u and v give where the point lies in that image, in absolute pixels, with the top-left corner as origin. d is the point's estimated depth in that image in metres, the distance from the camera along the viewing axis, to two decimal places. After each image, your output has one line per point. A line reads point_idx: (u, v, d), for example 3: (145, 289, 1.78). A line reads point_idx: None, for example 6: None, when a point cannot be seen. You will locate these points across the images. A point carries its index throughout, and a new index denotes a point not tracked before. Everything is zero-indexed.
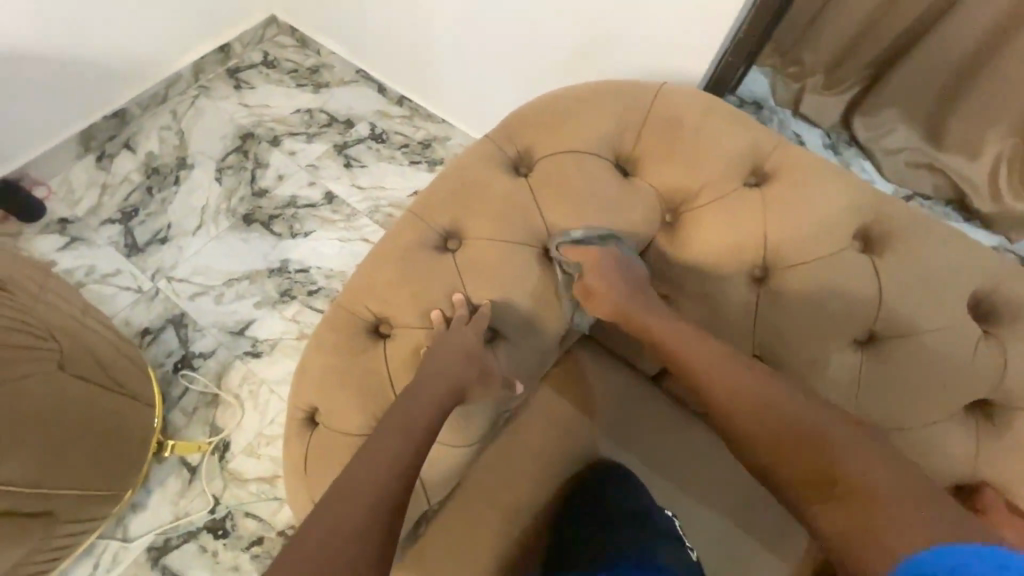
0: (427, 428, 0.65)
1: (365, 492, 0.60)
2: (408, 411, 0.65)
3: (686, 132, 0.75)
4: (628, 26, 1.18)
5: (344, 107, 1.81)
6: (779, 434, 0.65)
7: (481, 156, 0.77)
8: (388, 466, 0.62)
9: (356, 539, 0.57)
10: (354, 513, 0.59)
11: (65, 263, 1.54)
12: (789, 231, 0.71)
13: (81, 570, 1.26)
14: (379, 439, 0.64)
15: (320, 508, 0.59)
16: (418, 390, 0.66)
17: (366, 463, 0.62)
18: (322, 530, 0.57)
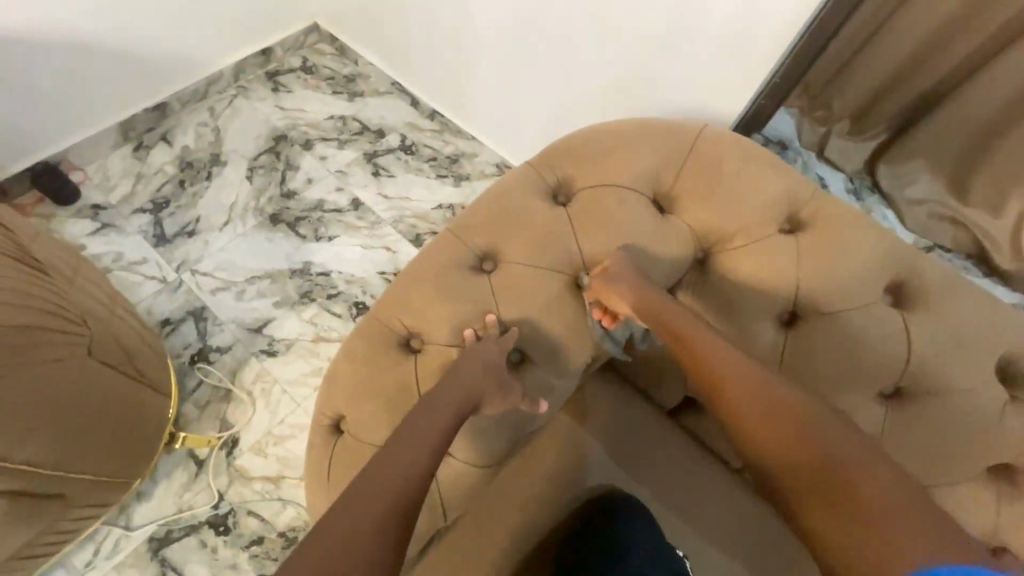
0: (445, 437, 0.64)
1: (380, 498, 0.58)
2: (428, 418, 0.64)
3: (725, 175, 0.77)
4: (664, 62, 1.20)
5: (377, 116, 1.85)
6: (789, 435, 0.64)
7: (522, 183, 0.79)
8: (405, 474, 0.60)
9: (368, 546, 0.55)
10: (367, 519, 0.57)
11: (95, 248, 1.58)
12: (821, 279, 0.72)
13: (82, 555, 1.26)
14: (398, 445, 0.63)
15: (334, 512, 0.58)
16: (440, 399, 0.66)
17: (381, 465, 0.61)
18: (336, 534, 0.56)
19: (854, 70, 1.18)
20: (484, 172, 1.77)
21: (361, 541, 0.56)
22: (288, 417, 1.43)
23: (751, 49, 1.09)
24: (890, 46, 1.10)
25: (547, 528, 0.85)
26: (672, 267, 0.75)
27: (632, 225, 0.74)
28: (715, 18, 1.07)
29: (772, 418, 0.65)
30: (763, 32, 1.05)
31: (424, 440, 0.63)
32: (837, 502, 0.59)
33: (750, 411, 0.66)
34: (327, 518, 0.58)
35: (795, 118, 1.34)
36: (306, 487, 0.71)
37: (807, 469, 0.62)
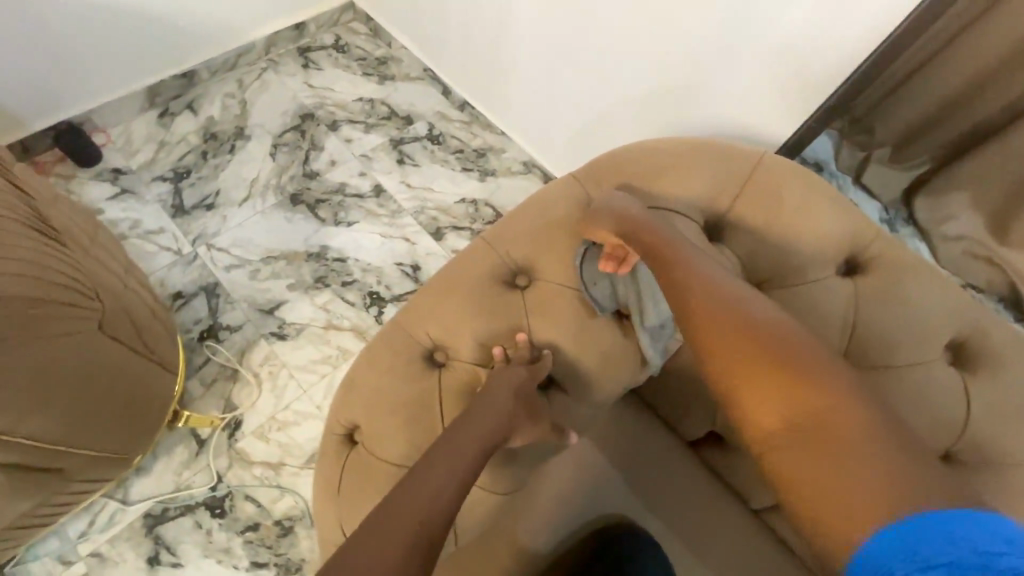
0: (470, 464, 0.61)
1: (403, 528, 0.55)
2: (454, 444, 0.61)
3: (784, 208, 0.72)
4: (710, 78, 1.15)
5: (406, 102, 1.80)
6: (778, 388, 0.57)
7: (565, 198, 0.75)
8: (429, 504, 0.57)
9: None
10: (390, 551, 0.53)
11: (112, 214, 1.55)
12: (872, 327, 0.68)
13: (76, 525, 1.24)
14: (422, 473, 0.59)
15: (351, 543, 0.54)
16: (466, 423, 0.63)
17: (407, 491, 0.58)
18: (356, 567, 0.52)
19: (908, 90, 1.00)
20: (511, 169, 1.73)
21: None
22: (292, 403, 1.40)
23: (809, 73, 1.02)
24: (952, 71, 0.93)
25: (556, 556, 0.81)
26: None
27: None
28: (773, 36, 1.01)
29: (764, 369, 0.58)
30: (824, 54, 0.98)
31: (450, 466, 0.60)
32: (820, 457, 0.53)
33: (739, 360, 0.59)
34: (344, 551, 0.54)
35: (834, 139, 1.17)
36: (315, 497, 0.68)
37: (793, 424, 0.55)
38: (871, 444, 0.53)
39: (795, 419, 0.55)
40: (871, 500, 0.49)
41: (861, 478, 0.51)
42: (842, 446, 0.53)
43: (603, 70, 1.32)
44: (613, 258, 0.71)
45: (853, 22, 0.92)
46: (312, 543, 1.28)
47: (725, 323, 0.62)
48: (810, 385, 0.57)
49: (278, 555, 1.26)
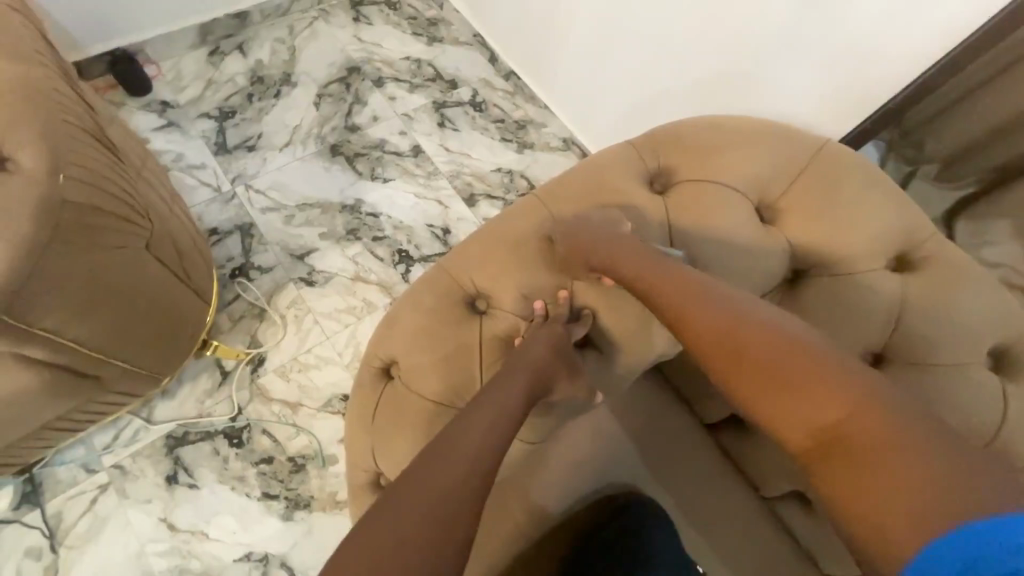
0: (516, 405, 0.63)
1: (463, 450, 0.58)
2: (502, 388, 0.64)
3: (843, 197, 0.71)
4: (758, 68, 1.13)
5: (453, 66, 1.80)
6: (785, 384, 0.58)
7: (620, 162, 0.75)
8: (483, 438, 0.59)
9: (450, 503, 0.54)
10: (450, 477, 0.56)
11: (157, 144, 1.58)
12: (918, 325, 0.68)
13: (102, 438, 1.30)
14: (474, 411, 0.62)
15: (408, 473, 0.57)
16: (513, 370, 0.65)
17: (461, 428, 0.60)
18: (420, 484, 0.55)
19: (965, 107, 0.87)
20: (550, 144, 1.72)
21: (444, 497, 0.54)
22: (315, 347, 1.44)
23: (872, 74, 0.97)
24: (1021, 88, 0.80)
25: (571, 515, 0.82)
26: (761, 279, 0.71)
27: (732, 230, 0.70)
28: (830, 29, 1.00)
29: (767, 362, 0.60)
30: (887, 54, 0.93)
31: (498, 405, 0.62)
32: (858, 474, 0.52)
33: (759, 385, 0.60)
34: (402, 481, 0.56)
35: (880, 151, 1.01)
36: (349, 424, 0.71)
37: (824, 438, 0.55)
38: (903, 446, 0.51)
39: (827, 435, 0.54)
40: (913, 512, 0.48)
41: (897, 490, 0.49)
42: (875, 457, 0.51)
43: (654, 49, 1.30)
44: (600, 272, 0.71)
45: (905, 22, 0.88)
46: (322, 482, 1.32)
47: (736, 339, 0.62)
48: (828, 394, 0.56)
49: (289, 489, 1.30)
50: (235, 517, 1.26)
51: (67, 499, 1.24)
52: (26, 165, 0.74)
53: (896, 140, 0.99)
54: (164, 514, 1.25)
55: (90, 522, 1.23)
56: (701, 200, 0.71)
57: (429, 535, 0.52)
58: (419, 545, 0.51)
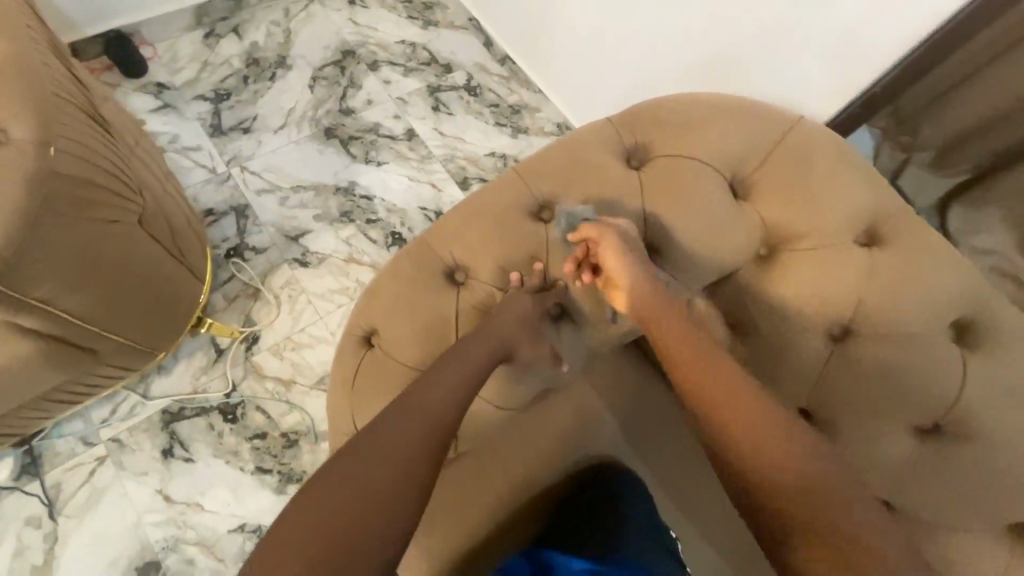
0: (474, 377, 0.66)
1: (422, 414, 0.63)
2: (463, 360, 0.66)
3: (815, 173, 0.73)
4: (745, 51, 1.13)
5: (447, 50, 1.80)
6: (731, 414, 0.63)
7: (599, 138, 0.76)
8: (436, 410, 0.63)
9: (402, 471, 0.59)
10: (403, 444, 0.61)
11: (153, 126, 1.59)
12: (884, 299, 0.69)
13: (100, 412, 1.33)
14: (431, 382, 0.65)
15: (364, 440, 0.61)
16: (477, 343, 0.67)
17: (423, 392, 0.64)
18: (380, 443, 0.60)
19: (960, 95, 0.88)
20: (543, 129, 1.73)
21: (396, 467, 0.59)
22: (308, 327, 1.46)
23: (855, 57, 0.97)
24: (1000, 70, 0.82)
25: (549, 484, 0.84)
26: (733, 253, 0.72)
27: (704, 205, 0.71)
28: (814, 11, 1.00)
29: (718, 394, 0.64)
30: (873, 40, 0.93)
31: (456, 376, 0.65)
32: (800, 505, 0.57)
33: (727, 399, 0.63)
34: (358, 445, 0.60)
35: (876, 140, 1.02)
36: (331, 390, 0.73)
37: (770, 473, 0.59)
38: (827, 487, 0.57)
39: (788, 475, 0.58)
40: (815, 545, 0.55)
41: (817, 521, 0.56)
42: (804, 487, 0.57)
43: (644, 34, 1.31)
44: (586, 267, 0.73)
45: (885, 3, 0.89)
46: (315, 458, 1.34)
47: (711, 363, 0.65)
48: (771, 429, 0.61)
49: (281, 464, 1.33)
50: (230, 490, 1.30)
51: (65, 470, 1.27)
52: (16, 136, 0.76)
53: (887, 128, 0.98)
54: (160, 486, 1.28)
55: (88, 493, 1.26)
56: (675, 176, 0.72)
57: (379, 502, 0.57)
58: (369, 510, 0.56)
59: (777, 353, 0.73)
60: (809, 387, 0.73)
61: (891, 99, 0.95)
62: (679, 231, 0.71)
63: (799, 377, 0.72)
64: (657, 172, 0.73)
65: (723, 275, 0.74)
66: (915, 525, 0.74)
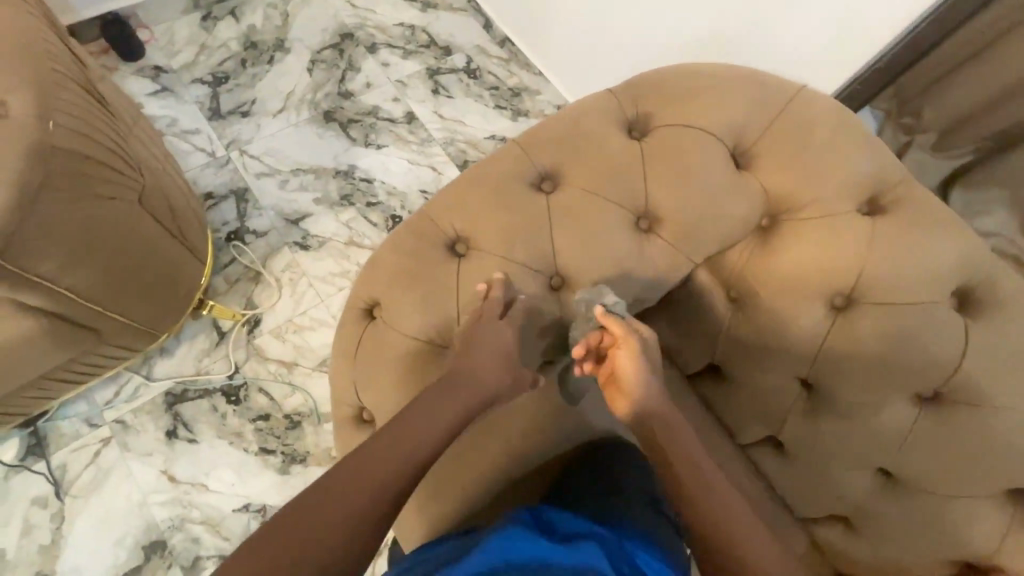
0: (455, 417, 0.66)
1: (392, 461, 0.63)
2: (443, 399, 0.66)
3: (818, 142, 0.72)
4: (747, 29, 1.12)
5: (446, 32, 1.78)
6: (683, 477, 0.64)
7: (599, 108, 0.75)
8: (412, 449, 0.64)
9: (375, 508, 0.61)
10: (371, 489, 0.62)
11: (151, 109, 1.59)
12: (885, 268, 0.69)
13: (103, 394, 1.33)
14: (413, 418, 0.65)
15: (344, 470, 0.63)
16: (460, 382, 0.66)
17: (396, 436, 0.65)
18: (350, 483, 0.62)
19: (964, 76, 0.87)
20: (544, 112, 1.71)
21: (369, 500, 0.62)
22: (309, 310, 1.46)
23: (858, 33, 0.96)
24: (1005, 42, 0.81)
25: (551, 456, 0.84)
26: (734, 225, 0.72)
27: (705, 176, 0.71)
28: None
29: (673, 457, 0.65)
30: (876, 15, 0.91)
31: (438, 415, 0.65)
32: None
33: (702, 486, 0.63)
34: (338, 474, 0.63)
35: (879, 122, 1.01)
36: (334, 361, 0.74)
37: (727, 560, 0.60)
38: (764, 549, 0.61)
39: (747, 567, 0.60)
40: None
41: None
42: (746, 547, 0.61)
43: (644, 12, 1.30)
44: (593, 355, 0.70)
45: None
46: (318, 438, 1.35)
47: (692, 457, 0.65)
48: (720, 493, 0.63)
49: (285, 445, 1.34)
50: (234, 470, 1.31)
51: (70, 451, 1.28)
52: (14, 112, 0.76)
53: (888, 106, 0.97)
54: (165, 467, 1.29)
55: (94, 474, 1.27)
56: (676, 146, 0.72)
57: (349, 536, 0.59)
58: (335, 545, 0.59)
59: (778, 324, 0.73)
60: (810, 358, 0.73)
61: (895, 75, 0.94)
62: (680, 202, 0.71)
63: (800, 348, 0.73)
64: (659, 142, 0.73)
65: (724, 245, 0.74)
66: (915, 496, 0.75)
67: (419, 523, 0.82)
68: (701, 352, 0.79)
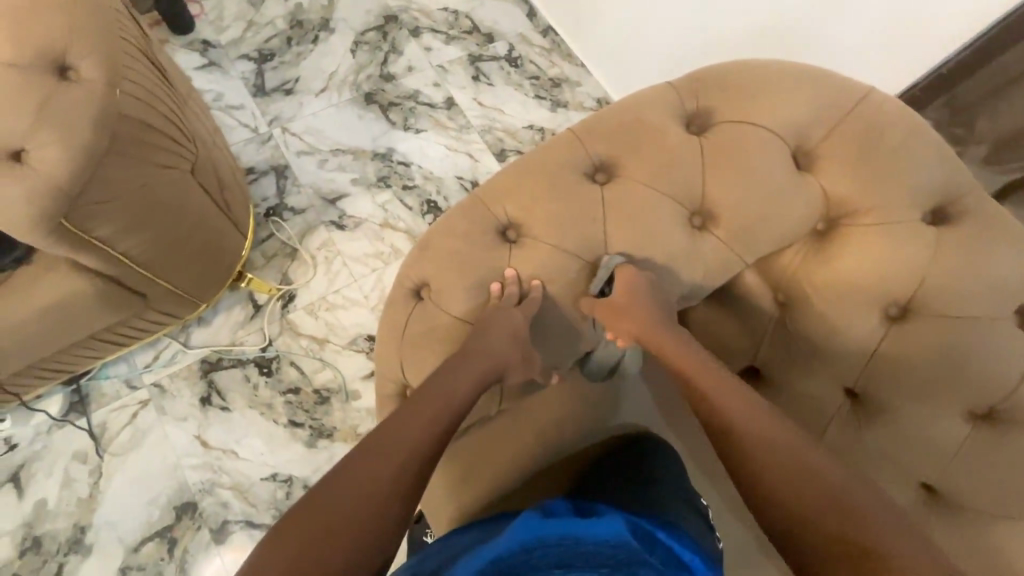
0: (477, 386, 0.69)
1: (417, 425, 0.66)
2: (461, 372, 0.69)
3: (884, 146, 0.70)
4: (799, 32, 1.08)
5: (490, 19, 1.78)
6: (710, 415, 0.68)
7: (658, 101, 0.75)
8: (437, 414, 0.67)
9: (412, 468, 0.63)
10: (401, 449, 0.64)
11: (199, 83, 1.62)
12: (944, 281, 0.68)
13: (143, 357, 1.37)
14: (437, 383, 0.69)
15: (371, 445, 0.64)
16: (488, 354, 0.69)
17: (420, 406, 0.67)
18: (380, 447, 0.64)
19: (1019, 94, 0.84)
20: (584, 104, 1.69)
21: (402, 466, 0.63)
22: (343, 289, 1.48)
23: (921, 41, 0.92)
24: None
25: (584, 446, 0.84)
26: (790, 227, 0.71)
27: (764, 175, 0.70)
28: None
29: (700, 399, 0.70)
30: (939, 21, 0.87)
31: (463, 382, 0.69)
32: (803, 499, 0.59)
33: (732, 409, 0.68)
34: (365, 449, 0.64)
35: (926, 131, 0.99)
36: (380, 338, 0.76)
37: (773, 470, 0.62)
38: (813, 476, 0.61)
39: (793, 475, 0.61)
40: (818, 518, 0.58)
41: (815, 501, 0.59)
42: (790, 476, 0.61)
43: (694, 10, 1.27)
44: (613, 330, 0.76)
45: None
46: (345, 415, 1.38)
47: (715, 383, 0.70)
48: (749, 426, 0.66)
49: (314, 419, 1.37)
50: (263, 440, 1.34)
51: (110, 411, 1.33)
52: (86, 75, 0.78)
53: (943, 119, 0.94)
54: (198, 432, 1.33)
55: (131, 434, 1.32)
56: (735, 144, 0.71)
57: (389, 501, 0.61)
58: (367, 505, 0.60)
59: (829, 330, 0.71)
60: (858, 366, 0.72)
61: (958, 87, 0.90)
62: (736, 200, 0.70)
63: (848, 355, 0.72)
64: (717, 138, 0.72)
65: (779, 248, 0.73)
66: (956, 514, 0.74)
67: (449, 504, 0.83)
68: (744, 353, 0.79)
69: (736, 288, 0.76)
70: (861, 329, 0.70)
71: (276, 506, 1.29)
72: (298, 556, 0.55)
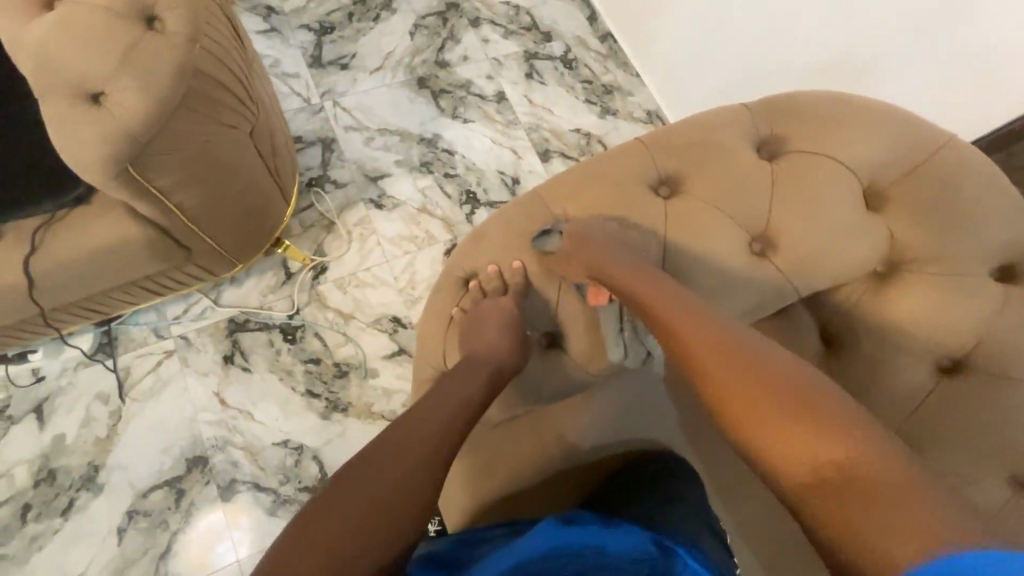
0: (489, 384, 0.71)
1: (446, 406, 0.68)
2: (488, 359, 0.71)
3: (959, 198, 0.69)
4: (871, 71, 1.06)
5: (549, 18, 1.77)
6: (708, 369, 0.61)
7: (732, 123, 0.74)
8: (466, 399, 0.69)
9: (440, 449, 0.65)
10: (425, 428, 0.65)
11: (258, 47, 1.64)
12: (999, 340, 0.67)
13: (174, 308, 1.40)
14: (466, 368, 0.72)
15: (382, 440, 0.64)
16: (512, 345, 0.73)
17: (450, 390, 0.70)
18: (408, 427, 0.65)
19: None
20: (633, 114, 1.67)
21: (429, 448, 0.64)
22: (374, 267, 1.49)
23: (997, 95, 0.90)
24: None
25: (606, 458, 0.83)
26: (852, 267, 0.69)
27: (831, 210, 0.69)
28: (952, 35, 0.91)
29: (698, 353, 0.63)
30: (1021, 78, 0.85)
31: (481, 379, 0.71)
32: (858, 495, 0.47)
33: (748, 392, 0.58)
34: (396, 428, 0.65)
35: None
36: (425, 320, 0.80)
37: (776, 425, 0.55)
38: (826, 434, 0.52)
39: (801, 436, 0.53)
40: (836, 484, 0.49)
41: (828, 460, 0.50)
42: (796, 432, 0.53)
43: (758, 37, 1.26)
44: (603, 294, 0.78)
45: None
46: (361, 393, 1.38)
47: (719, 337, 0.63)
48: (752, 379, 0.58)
49: (330, 392, 1.38)
50: (278, 406, 1.35)
51: (136, 356, 1.35)
52: (169, 27, 0.79)
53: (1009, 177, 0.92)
54: (218, 388, 1.35)
55: (153, 382, 1.34)
56: (806, 175, 0.70)
57: (416, 480, 0.61)
58: (395, 481, 0.60)
59: (875, 375, 0.70)
60: (900, 415, 0.70)
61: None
62: (799, 232, 0.69)
63: (890, 402, 0.70)
64: (788, 168, 0.71)
65: (836, 285, 0.72)
66: None
67: (464, 497, 0.83)
68: None
69: (784, 321, 0.75)
70: (908, 378, 0.69)
71: (284, 472, 1.31)
72: (328, 528, 0.56)
